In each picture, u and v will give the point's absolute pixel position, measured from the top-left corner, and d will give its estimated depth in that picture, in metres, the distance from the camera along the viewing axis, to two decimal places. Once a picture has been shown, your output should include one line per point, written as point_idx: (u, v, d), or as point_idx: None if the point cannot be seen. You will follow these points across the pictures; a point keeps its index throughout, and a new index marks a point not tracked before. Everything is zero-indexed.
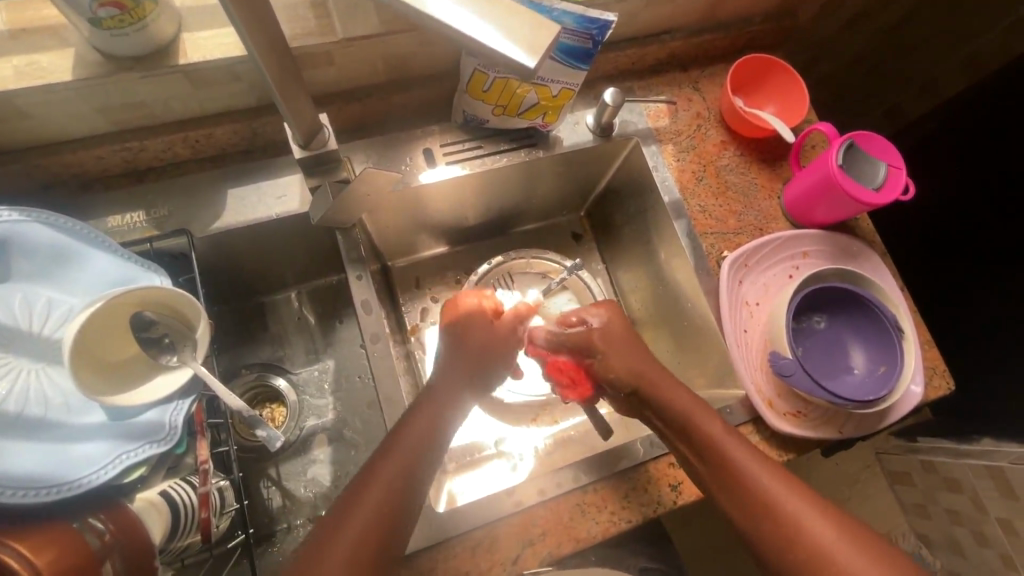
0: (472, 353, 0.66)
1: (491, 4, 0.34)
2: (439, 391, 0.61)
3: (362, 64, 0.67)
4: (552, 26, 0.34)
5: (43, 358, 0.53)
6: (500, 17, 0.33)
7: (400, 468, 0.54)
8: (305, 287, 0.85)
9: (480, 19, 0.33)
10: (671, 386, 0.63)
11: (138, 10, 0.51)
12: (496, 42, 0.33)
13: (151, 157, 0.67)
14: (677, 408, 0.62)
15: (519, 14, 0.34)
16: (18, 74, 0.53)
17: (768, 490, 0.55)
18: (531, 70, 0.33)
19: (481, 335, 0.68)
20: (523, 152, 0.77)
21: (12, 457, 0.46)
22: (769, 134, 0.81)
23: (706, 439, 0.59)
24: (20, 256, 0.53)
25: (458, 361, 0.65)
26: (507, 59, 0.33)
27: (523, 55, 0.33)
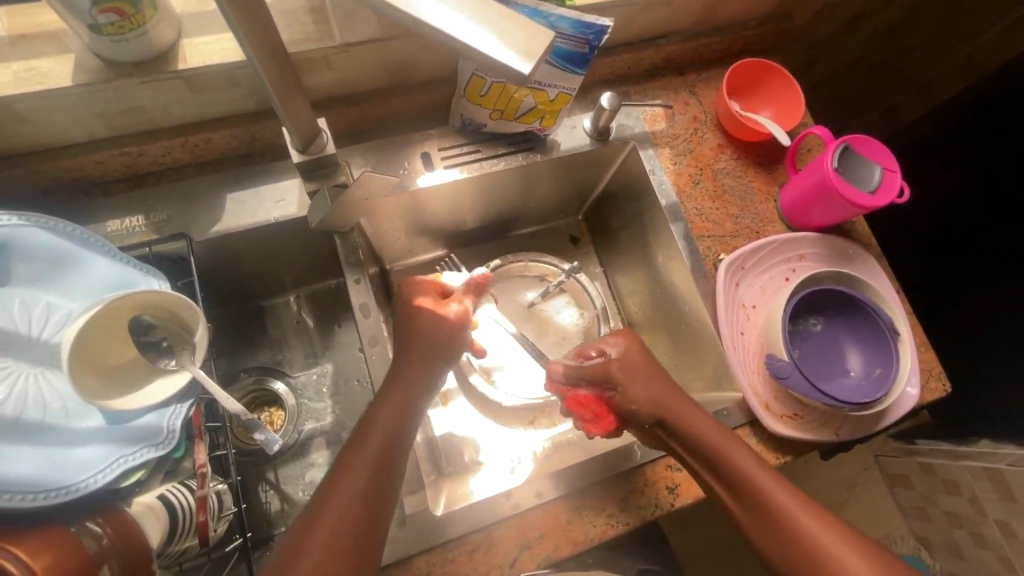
0: (423, 347, 0.64)
1: (488, 11, 0.34)
2: (396, 381, 0.61)
3: (360, 69, 0.67)
4: (548, 32, 0.34)
5: (41, 361, 0.53)
6: (497, 24, 0.34)
7: (371, 462, 0.54)
8: (303, 291, 0.85)
9: (477, 26, 0.34)
10: (693, 413, 0.63)
11: (138, 16, 0.51)
12: (493, 49, 0.33)
13: (150, 162, 0.67)
14: (701, 435, 0.61)
15: (515, 21, 0.34)
16: (18, 80, 0.53)
17: (796, 516, 0.55)
18: (527, 75, 0.33)
19: (431, 323, 0.66)
20: (521, 155, 0.78)
21: (10, 461, 0.46)
22: (765, 138, 0.81)
23: (733, 467, 0.59)
24: (18, 261, 0.53)
25: (411, 355, 0.63)
26: (504, 65, 0.33)
27: (519, 61, 0.33)
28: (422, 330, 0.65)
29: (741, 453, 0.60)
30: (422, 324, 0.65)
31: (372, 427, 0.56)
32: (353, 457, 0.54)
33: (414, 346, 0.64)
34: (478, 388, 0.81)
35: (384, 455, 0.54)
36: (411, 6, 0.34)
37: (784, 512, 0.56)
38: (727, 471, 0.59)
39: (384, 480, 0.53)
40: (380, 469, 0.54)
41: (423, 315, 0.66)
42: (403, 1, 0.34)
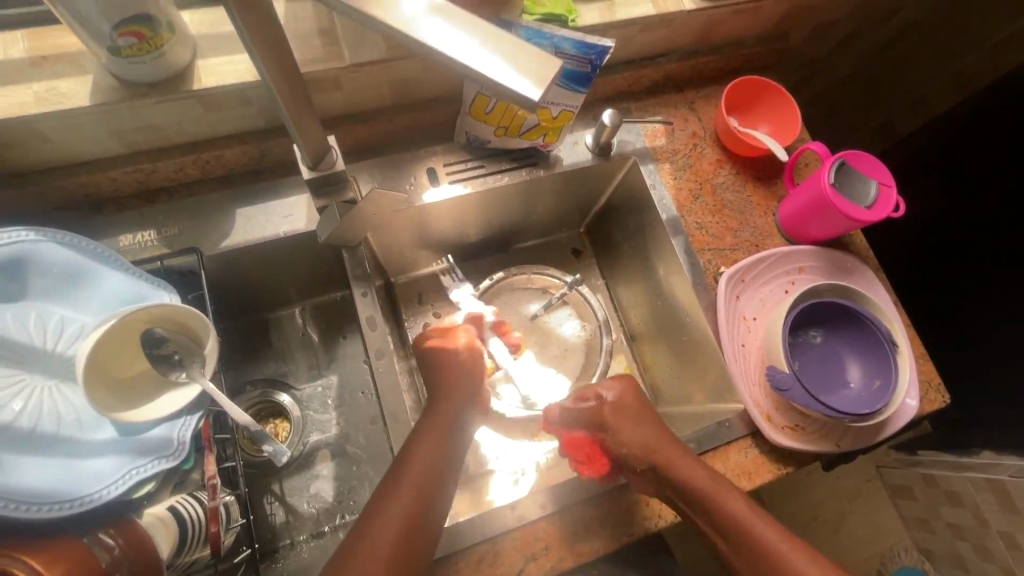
0: (455, 384, 0.68)
1: (499, 41, 0.35)
2: (436, 418, 0.64)
3: (369, 88, 0.69)
4: (555, 59, 0.35)
5: (55, 373, 0.54)
6: (503, 49, 0.35)
7: (419, 478, 0.58)
8: (309, 304, 0.86)
9: (488, 53, 0.35)
10: (684, 460, 0.63)
11: (156, 39, 0.53)
12: (503, 76, 0.34)
13: (162, 179, 0.68)
14: (691, 481, 0.61)
15: (525, 49, 0.35)
16: (37, 100, 0.55)
17: (782, 551, 0.57)
18: (536, 100, 0.34)
19: (451, 354, 0.70)
20: (524, 171, 0.79)
21: (25, 474, 0.47)
22: (763, 153, 0.83)
23: (724, 513, 0.60)
24: (35, 275, 0.55)
25: (443, 389, 0.68)
26: (512, 90, 0.34)
27: (529, 87, 0.34)
28: (450, 365, 0.70)
29: (729, 496, 0.61)
30: (448, 361, 0.70)
31: (415, 448, 0.60)
32: None
33: (443, 381, 0.68)
34: None
35: (430, 466, 0.59)
36: (415, 32, 0.35)
37: (772, 549, 0.58)
38: (718, 516, 0.60)
39: None
40: (430, 484, 0.58)
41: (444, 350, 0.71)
42: (409, 28, 0.35)
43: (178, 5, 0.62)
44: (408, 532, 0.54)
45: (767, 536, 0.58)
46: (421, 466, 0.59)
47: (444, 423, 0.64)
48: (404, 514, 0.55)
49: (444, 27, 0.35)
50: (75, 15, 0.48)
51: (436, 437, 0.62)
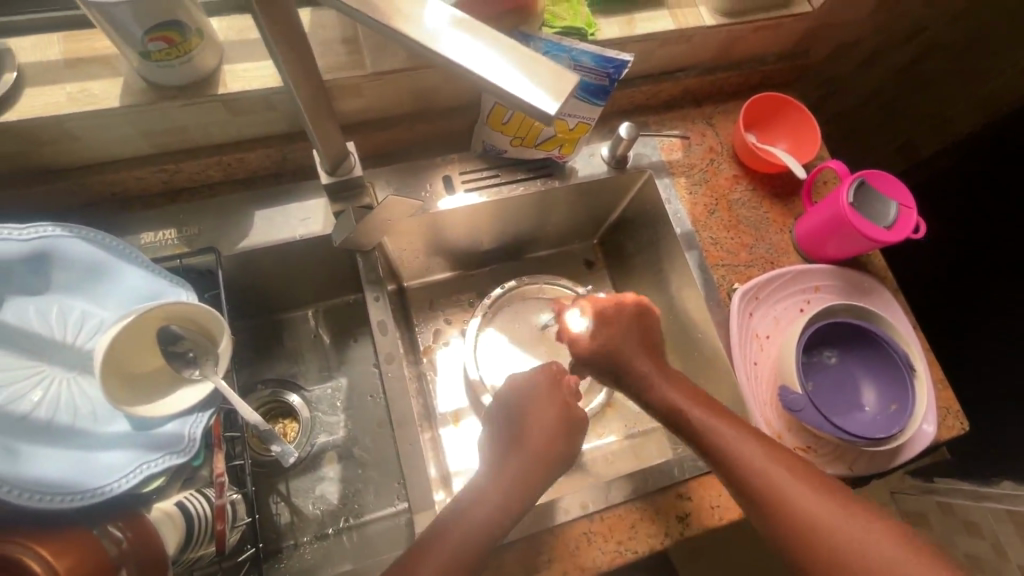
0: (545, 430, 0.66)
1: (517, 55, 0.35)
2: (489, 487, 0.61)
3: (389, 96, 0.70)
4: (573, 74, 0.35)
5: (73, 366, 0.55)
6: (519, 61, 0.35)
7: (480, 534, 0.57)
8: (322, 306, 0.87)
9: (507, 69, 0.35)
10: (708, 413, 0.65)
11: (185, 45, 0.55)
12: (520, 91, 0.34)
13: (185, 179, 0.70)
14: (709, 434, 0.63)
15: (544, 62, 0.35)
16: (70, 100, 0.57)
17: (801, 503, 0.57)
18: (554, 114, 0.34)
19: (546, 402, 0.68)
20: (539, 181, 0.80)
21: (40, 464, 0.48)
22: (780, 170, 0.83)
23: (734, 452, 0.61)
24: (58, 270, 0.56)
25: (533, 436, 0.65)
26: (529, 105, 0.34)
27: (547, 101, 0.34)
28: (544, 415, 0.67)
29: (751, 450, 0.61)
30: (541, 406, 0.67)
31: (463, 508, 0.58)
32: None
33: (531, 424, 0.66)
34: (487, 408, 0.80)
35: (476, 531, 0.56)
36: (429, 40, 0.36)
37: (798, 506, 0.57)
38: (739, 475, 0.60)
39: None
40: (496, 529, 0.58)
41: (541, 399, 0.68)
42: (421, 36, 0.36)
43: (208, 11, 0.64)
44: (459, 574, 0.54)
45: (790, 490, 0.57)
46: (476, 521, 0.57)
47: (530, 469, 0.63)
48: (456, 562, 0.54)
49: (464, 42, 0.36)
50: (110, 19, 0.50)
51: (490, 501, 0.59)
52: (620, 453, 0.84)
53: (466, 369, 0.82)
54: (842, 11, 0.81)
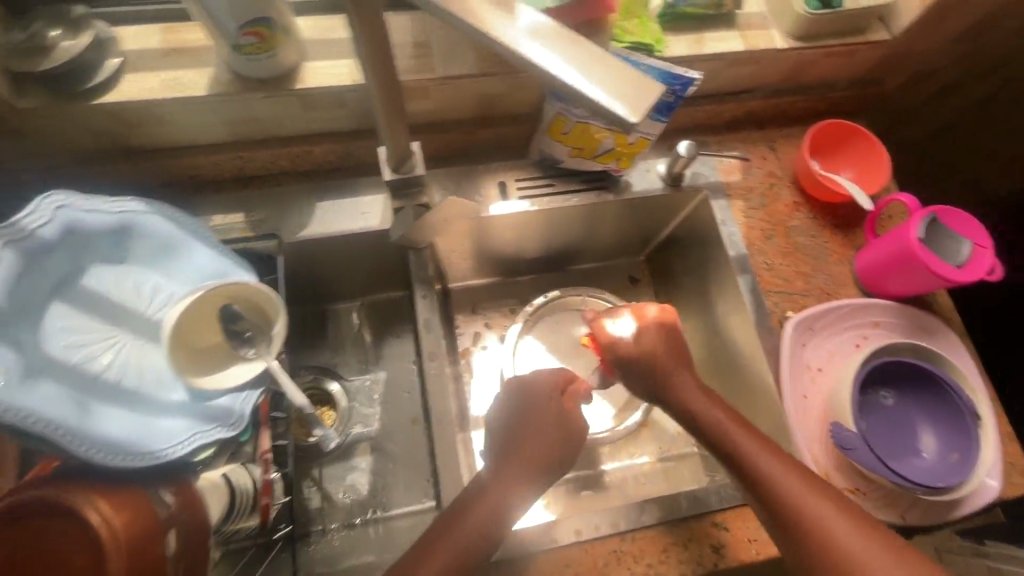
0: (549, 442, 0.64)
1: (601, 65, 0.36)
2: (491, 487, 0.59)
3: (455, 101, 0.72)
4: (657, 86, 0.35)
5: (142, 334, 0.58)
6: (603, 71, 0.36)
7: (475, 531, 0.56)
8: (367, 300, 0.89)
9: (590, 77, 0.35)
10: (766, 455, 0.59)
11: (273, 40, 0.58)
12: (603, 99, 0.35)
13: (256, 168, 0.73)
14: (723, 432, 0.63)
15: (628, 73, 0.36)
16: (163, 86, 0.61)
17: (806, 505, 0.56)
18: (634, 124, 0.34)
19: (550, 409, 0.66)
20: (593, 194, 0.80)
21: (107, 423, 0.50)
22: (844, 199, 0.80)
23: (740, 451, 0.61)
24: (137, 242, 0.59)
25: (535, 446, 0.63)
26: (609, 112, 0.35)
27: (628, 111, 0.34)
28: (549, 424, 0.65)
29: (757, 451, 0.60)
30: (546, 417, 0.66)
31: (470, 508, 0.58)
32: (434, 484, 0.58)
33: (533, 431, 0.64)
34: None
35: (490, 518, 0.57)
36: (515, 43, 0.36)
37: (849, 561, 0.53)
38: (783, 517, 0.56)
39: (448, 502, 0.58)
40: (491, 531, 0.56)
41: (551, 407, 0.66)
42: (507, 37, 0.37)
43: (295, 11, 0.68)
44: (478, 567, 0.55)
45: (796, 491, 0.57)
46: (486, 507, 0.57)
47: (528, 476, 0.61)
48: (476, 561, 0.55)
49: (549, 46, 0.36)
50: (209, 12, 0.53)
51: (488, 504, 0.58)
52: (652, 475, 0.83)
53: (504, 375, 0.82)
54: (921, 42, 0.79)
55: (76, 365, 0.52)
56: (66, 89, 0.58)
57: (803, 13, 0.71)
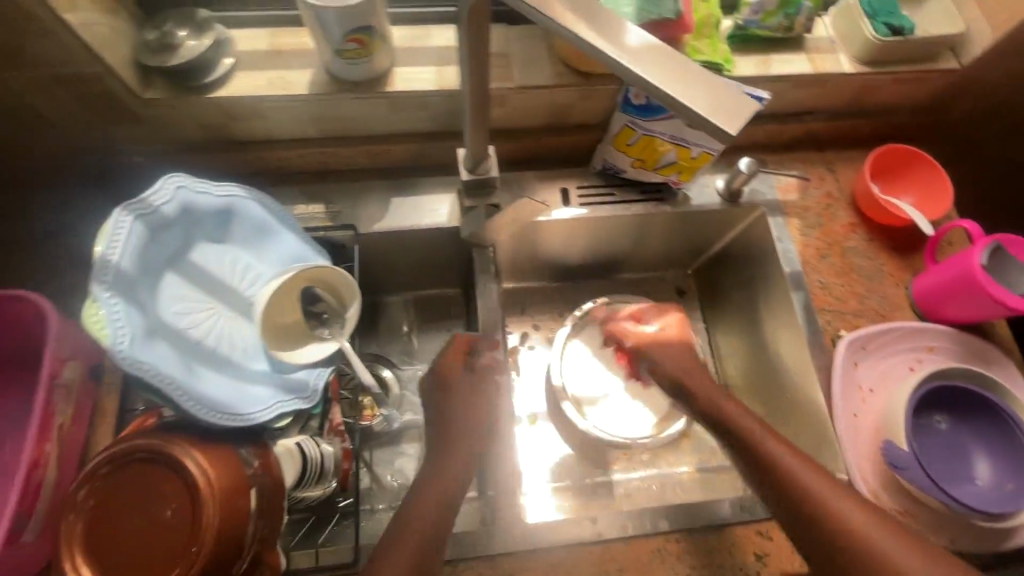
0: (480, 421, 0.68)
1: (701, 80, 0.39)
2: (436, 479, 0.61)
3: (527, 110, 0.76)
4: (755, 101, 0.38)
5: (236, 308, 0.63)
6: (705, 86, 0.39)
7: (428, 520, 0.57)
8: (421, 296, 0.93)
9: (692, 91, 0.39)
10: (792, 454, 0.61)
11: (371, 46, 0.63)
12: (705, 112, 0.38)
13: (338, 162, 0.79)
14: (751, 437, 0.64)
15: (729, 89, 0.39)
16: (269, 84, 0.67)
17: (830, 499, 0.56)
18: (733, 135, 0.37)
19: (470, 390, 0.71)
20: (651, 204, 0.82)
21: (207, 384, 0.56)
22: (904, 223, 0.81)
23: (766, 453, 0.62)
24: (236, 225, 0.65)
25: (463, 426, 0.67)
26: (710, 123, 0.38)
27: (728, 125, 0.37)
28: (477, 401, 0.70)
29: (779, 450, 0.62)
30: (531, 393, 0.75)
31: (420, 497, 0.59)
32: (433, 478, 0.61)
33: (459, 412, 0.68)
34: (567, 416, 0.84)
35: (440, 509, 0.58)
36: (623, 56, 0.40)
37: (877, 556, 0.52)
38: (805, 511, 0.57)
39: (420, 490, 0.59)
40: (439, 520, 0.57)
41: (474, 386, 0.71)
42: (616, 51, 0.40)
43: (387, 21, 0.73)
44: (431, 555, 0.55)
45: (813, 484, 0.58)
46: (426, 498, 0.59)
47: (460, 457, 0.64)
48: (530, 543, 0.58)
49: (651, 60, 0.40)
50: (321, 19, 0.59)
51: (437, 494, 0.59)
52: (692, 484, 0.84)
53: (551, 374, 0.86)
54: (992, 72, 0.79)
55: (183, 330, 0.57)
56: (194, 83, 0.65)
57: (873, 38, 0.73)
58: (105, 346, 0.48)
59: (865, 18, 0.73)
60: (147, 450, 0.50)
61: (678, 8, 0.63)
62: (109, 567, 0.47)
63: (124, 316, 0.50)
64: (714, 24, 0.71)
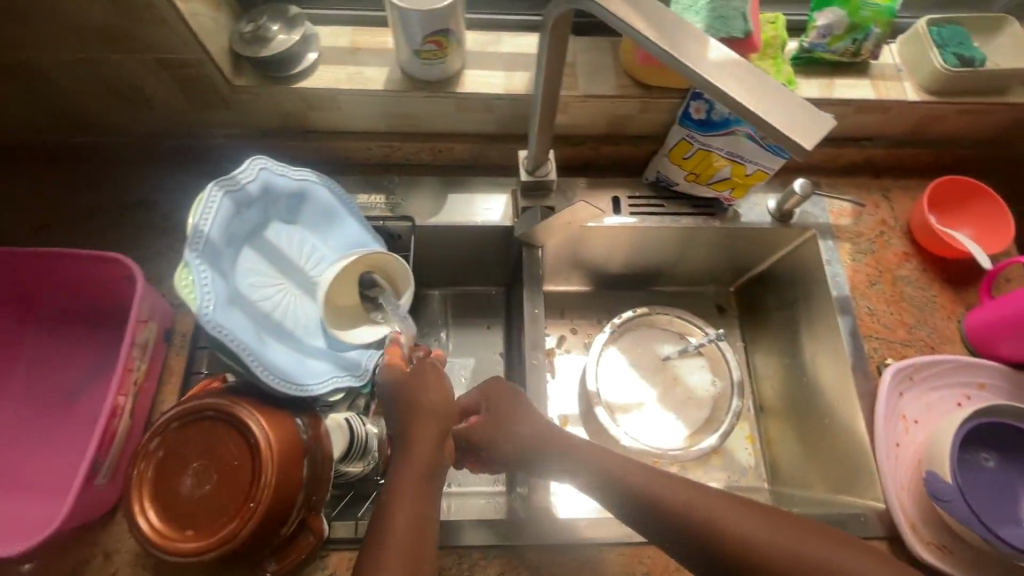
0: (431, 422, 0.55)
1: (780, 97, 0.41)
2: (409, 481, 0.52)
3: (587, 119, 0.78)
4: (831, 119, 0.40)
5: (301, 287, 0.67)
6: (784, 102, 0.41)
7: (410, 524, 0.50)
8: (459, 290, 0.94)
9: (771, 107, 0.41)
10: (748, 518, 0.50)
11: (447, 49, 0.67)
12: (782, 127, 0.40)
13: (400, 156, 0.83)
14: (681, 499, 0.52)
15: (806, 106, 0.41)
16: (349, 79, 0.71)
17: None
18: (809, 149, 0.40)
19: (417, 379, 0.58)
20: (700, 219, 0.83)
21: (275, 355, 0.59)
22: (960, 257, 0.80)
23: (701, 507, 0.51)
24: (307, 209, 0.69)
25: (415, 428, 0.55)
26: (788, 138, 0.40)
27: (805, 140, 0.40)
28: (423, 400, 0.56)
29: (729, 512, 0.51)
30: (514, 405, 0.62)
31: (398, 494, 0.51)
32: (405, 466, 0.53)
33: (415, 416, 0.56)
34: (599, 421, 0.83)
35: (421, 512, 0.51)
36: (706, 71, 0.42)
37: None
38: None
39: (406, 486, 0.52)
40: (423, 526, 0.50)
41: (414, 382, 0.57)
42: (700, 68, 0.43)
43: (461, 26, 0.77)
44: (425, 553, 0.49)
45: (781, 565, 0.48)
46: (404, 499, 0.51)
47: (423, 458, 0.53)
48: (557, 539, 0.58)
49: (734, 75, 0.43)
50: (405, 21, 0.62)
51: (414, 492, 0.52)
52: None
53: (586, 378, 0.86)
54: None
55: (257, 301, 0.61)
56: (282, 74, 0.69)
57: (942, 68, 0.72)
58: (192, 309, 0.52)
59: (934, 47, 0.73)
60: (213, 411, 0.53)
61: (748, 28, 0.65)
62: (172, 515, 0.51)
63: (211, 283, 0.54)
64: (780, 45, 0.72)
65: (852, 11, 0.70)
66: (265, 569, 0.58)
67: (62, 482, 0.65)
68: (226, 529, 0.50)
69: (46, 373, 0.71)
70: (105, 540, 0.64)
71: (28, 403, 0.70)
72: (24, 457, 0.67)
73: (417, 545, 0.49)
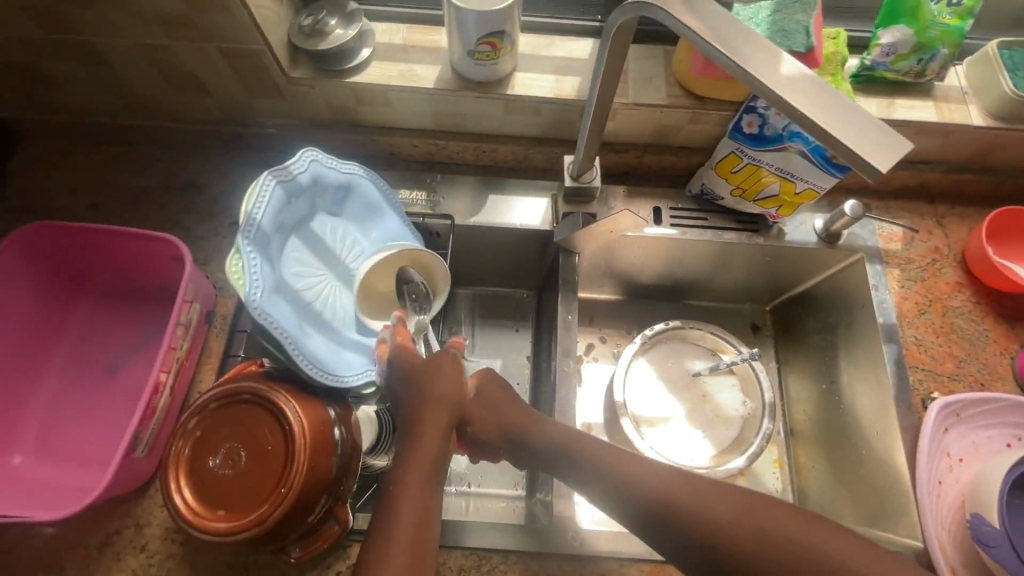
0: (440, 413, 0.54)
1: (852, 116, 0.41)
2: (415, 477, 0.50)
3: (634, 126, 0.77)
4: (908, 143, 0.40)
5: (341, 279, 0.68)
6: (860, 121, 0.41)
7: (412, 520, 0.47)
8: (489, 291, 0.94)
9: (845, 124, 0.41)
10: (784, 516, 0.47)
11: (501, 50, 0.67)
12: (857, 147, 0.40)
13: (445, 155, 0.83)
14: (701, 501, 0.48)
15: (882, 127, 0.41)
16: (401, 77, 0.72)
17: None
18: (882, 172, 0.39)
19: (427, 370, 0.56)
20: (744, 234, 0.82)
21: (313, 344, 0.60)
22: (1017, 291, 0.77)
23: (712, 515, 0.47)
24: (352, 202, 0.70)
25: (425, 419, 0.54)
26: (861, 157, 0.40)
27: (879, 161, 0.39)
28: (434, 390, 0.55)
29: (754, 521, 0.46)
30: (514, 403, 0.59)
31: (404, 485, 0.49)
32: (413, 460, 0.51)
33: (427, 410, 0.54)
34: (625, 432, 0.82)
35: (427, 509, 0.48)
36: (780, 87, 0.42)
37: None
38: None
39: (411, 480, 0.50)
40: (427, 526, 0.48)
41: (429, 370, 0.56)
42: (773, 84, 0.43)
43: None
44: (427, 554, 0.46)
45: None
46: (408, 495, 0.49)
47: (436, 453, 0.52)
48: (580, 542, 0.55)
49: (804, 92, 0.42)
50: (462, 22, 0.63)
51: (418, 489, 0.49)
52: None
53: (613, 388, 0.85)
54: None
55: (299, 291, 0.63)
56: (336, 68, 0.71)
57: (1011, 93, 0.69)
58: (240, 296, 0.54)
59: (1004, 70, 0.70)
60: (253, 395, 0.54)
61: (810, 42, 0.63)
62: (206, 496, 0.52)
63: (259, 270, 0.55)
64: (840, 62, 0.70)
65: (920, 30, 0.67)
66: (289, 555, 0.58)
67: (104, 453, 0.67)
68: (256, 513, 0.50)
69: (93, 347, 0.74)
70: (136, 514, 0.66)
71: (73, 375, 0.72)
72: (67, 426, 0.69)
73: (421, 543, 0.46)
